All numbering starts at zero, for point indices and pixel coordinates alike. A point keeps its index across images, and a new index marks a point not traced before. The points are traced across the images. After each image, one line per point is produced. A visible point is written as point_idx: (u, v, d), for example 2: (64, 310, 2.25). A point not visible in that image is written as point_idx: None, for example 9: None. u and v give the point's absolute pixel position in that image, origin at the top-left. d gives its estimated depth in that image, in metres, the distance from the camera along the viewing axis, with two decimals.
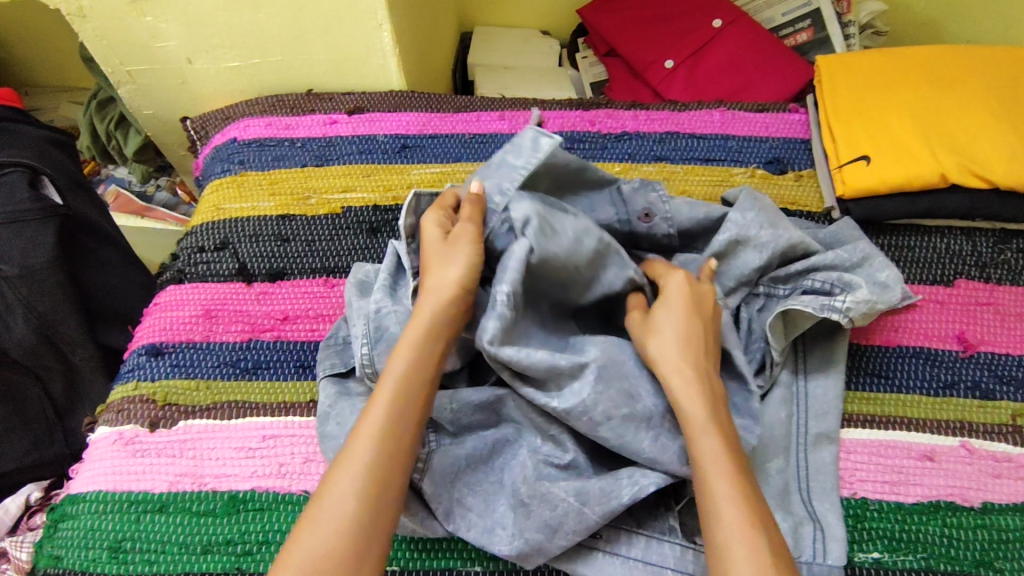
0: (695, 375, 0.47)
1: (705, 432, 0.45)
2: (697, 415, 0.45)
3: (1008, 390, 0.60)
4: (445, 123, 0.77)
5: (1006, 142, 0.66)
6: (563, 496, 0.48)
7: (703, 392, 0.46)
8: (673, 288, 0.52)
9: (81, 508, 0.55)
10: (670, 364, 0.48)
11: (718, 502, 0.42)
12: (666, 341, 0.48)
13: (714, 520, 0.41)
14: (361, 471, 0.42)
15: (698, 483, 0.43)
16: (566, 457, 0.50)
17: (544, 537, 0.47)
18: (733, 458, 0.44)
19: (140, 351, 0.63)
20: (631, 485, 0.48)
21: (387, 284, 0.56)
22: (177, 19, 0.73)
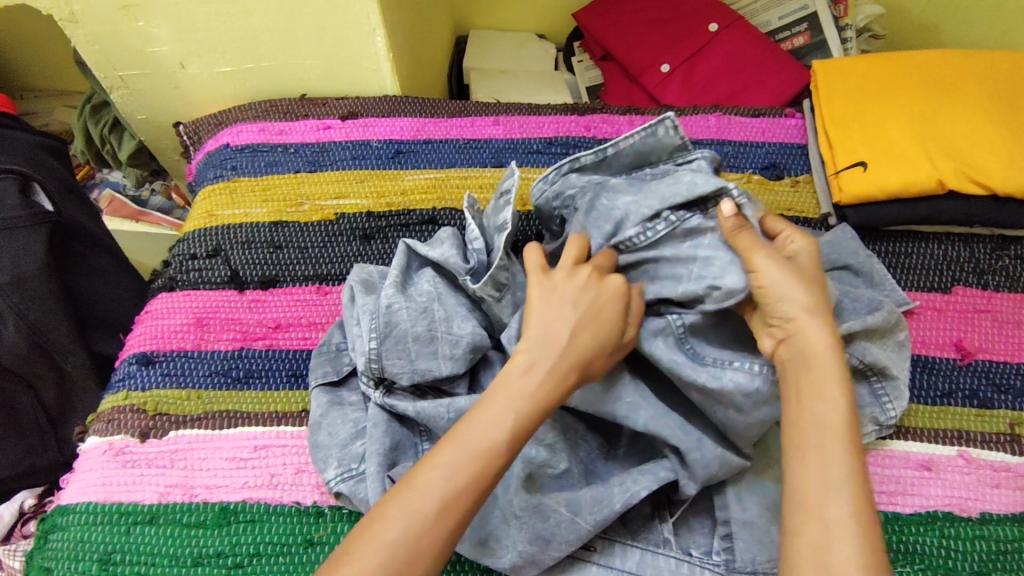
0: (828, 338, 0.45)
1: (832, 399, 0.43)
2: (826, 371, 0.44)
3: (1006, 398, 0.60)
4: (439, 127, 0.76)
5: (1005, 147, 0.66)
6: (556, 506, 0.48)
7: (836, 358, 0.45)
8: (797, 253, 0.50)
9: (72, 519, 0.54)
10: (809, 323, 0.46)
11: (831, 470, 0.41)
12: (803, 296, 0.47)
13: (823, 488, 0.40)
14: (437, 523, 0.40)
15: (807, 441, 0.42)
16: (560, 465, 0.50)
17: (537, 550, 0.47)
18: (851, 433, 0.42)
19: (131, 360, 0.62)
20: (622, 492, 0.48)
21: (398, 279, 0.56)
22: (169, 24, 0.72)
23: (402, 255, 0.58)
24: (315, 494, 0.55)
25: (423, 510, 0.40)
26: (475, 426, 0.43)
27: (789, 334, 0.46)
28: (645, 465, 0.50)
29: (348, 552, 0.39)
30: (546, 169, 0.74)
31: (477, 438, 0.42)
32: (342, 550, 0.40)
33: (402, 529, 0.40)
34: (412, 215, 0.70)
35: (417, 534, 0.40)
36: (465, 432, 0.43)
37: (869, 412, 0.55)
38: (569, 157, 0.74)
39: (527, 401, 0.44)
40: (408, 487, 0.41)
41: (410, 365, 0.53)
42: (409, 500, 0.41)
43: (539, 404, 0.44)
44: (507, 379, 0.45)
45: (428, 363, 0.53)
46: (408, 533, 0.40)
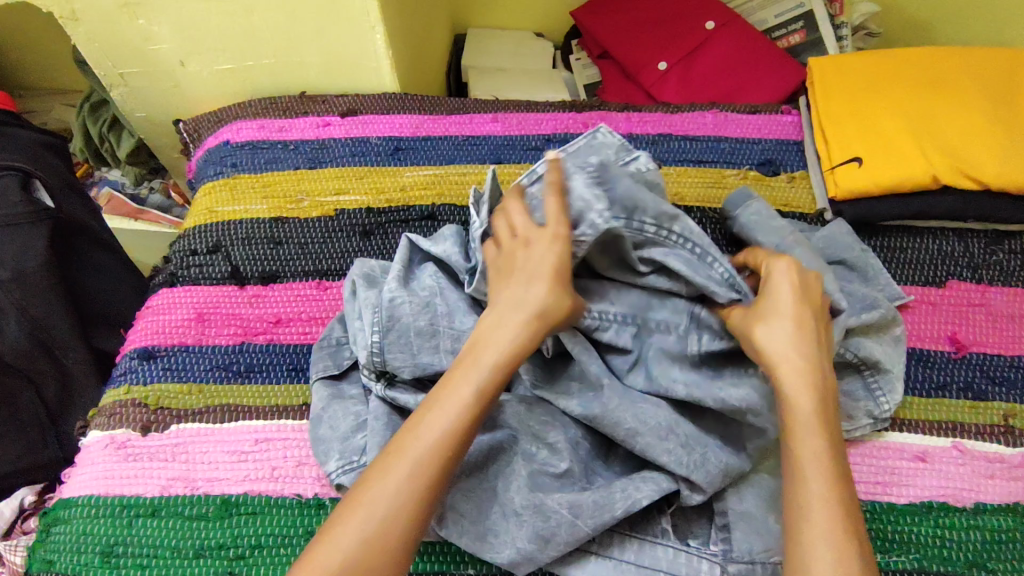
0: (809, 371, 0.46)
1: (811, 439, 0.44)
2: (806, 416, 0.45)
3: (1000, 390, 0.60)
4: (438, 125, 0.77)
5: (999, 143, 0.67)
6: (557, 508, 0.48)
7: (818, 405, 0.45)
8: (782, 279, 0.50)
9: (74, 513, 0.55)
10: (788, 363, 0.46)
11: (811, 506, 0.42)
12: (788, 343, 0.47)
13: (806, 525, 0.42)
14: (428, 472, 0.43)
15: (792, 480, 0.44)
16: (561, 465, 0.50)
17: (536, 548, 0.48)
18: (837, 474, 0.43)
19: (132, 355, 0.63)
20: (624, 499, 0.48)
21: (400, 273, 0.56)
22: (169, 22, 0.73)
23: (404, 250, 0.59)
24: (316, 487, 0.55)
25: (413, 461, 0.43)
26: (457, 385, 0.46)
27: (777, 381, 0.47)
28: (646, 475, 0.50)
29: (351, 507, 0.42)
30: None
31: (467, 392, 0.45)
32: (342, 507, 0.43)
33: (401, 481, 0.43)
34: (412, 211, 0.70)
35: (416, 484, 0.43)
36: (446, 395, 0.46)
37: (864, 407, 0.56)
38: None
39: (496, 351, 0.47)
40: (404, 443, 0.44)
41: (412, 358, 0.53)
42: (405, 461, 0.43)
43: (514, 350, 0.47)
44: (485, 333, 0.48)
45: (430, 357, 0.53)
46: (405, 484, 0.43)
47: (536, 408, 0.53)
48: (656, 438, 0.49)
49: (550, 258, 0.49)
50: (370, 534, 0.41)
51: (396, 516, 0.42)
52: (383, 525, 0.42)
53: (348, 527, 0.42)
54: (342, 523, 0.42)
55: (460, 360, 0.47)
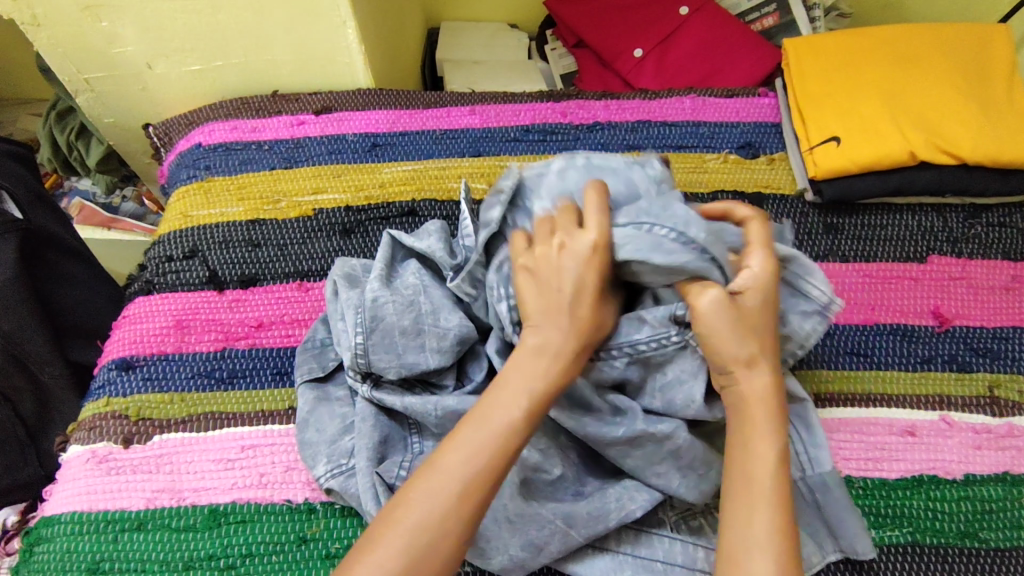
0: (769, 395, 0.44)
1: (763, 461, 0.43)
2: (762, 441, 0.43)
3: (983, 362, 0.61)
4: (414, 119, 0.76)
5: (971, 117, 0.68)
6: (551, 517, 0.48)
7: (775, 416, 0.44)
8: (754, 279, 0.45)
9: (58, 530, 0.53)
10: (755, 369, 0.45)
11: (754, 519, 0.41)
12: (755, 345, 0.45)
13: (749, 534, 0.41)
14: (466, 505, 0.41)
15: (737, 492, 0.43)
16: (554, 472, 0.50)
17: (528, 556, 0.48)
18: (783, 491, 0.42)
19: (110, 366, 0.61)
20: (617, 509, 0.48)
21: (384, 272, 0.55)
22: (133, 23, 0.71)
23: (387, 246, 0.58)
24: (306, 491, 0.54)
25: (450, 495, 0.41)
26: (496, 413, 0.43)
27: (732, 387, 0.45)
28: (638, 485, 0.50)
29: (380, 542, 0.40)
30: (524, 156, 0.74)
31: (511, 413, 0.43)
32: (370, 541, 0.40)
33: (436, 512, 0.40)
34: (392, 208, 0.69)
35: (459, 509, 0.41)
36: (488, 415, 0.43)
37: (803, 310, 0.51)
38: (546, 143, 0.74)
39: (541, 380, 0.44)
40: (439, 466, 0.42)
41: (397, 359, 0.52)
42: (441, 492, 0.41)
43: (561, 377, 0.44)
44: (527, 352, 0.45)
45: (415, 357, 0.52)
46: (442, 518, 0.40)
47: None
48: (646, 461, 0.49)
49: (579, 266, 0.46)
50: (409, 559, 0.39)
51: (431, 551, 0.39)
52: (420, 553, 0.39)
53: (375, 565, 0.39)
54: (369, 558, 0.39)
55: (502, 376, 0.45)
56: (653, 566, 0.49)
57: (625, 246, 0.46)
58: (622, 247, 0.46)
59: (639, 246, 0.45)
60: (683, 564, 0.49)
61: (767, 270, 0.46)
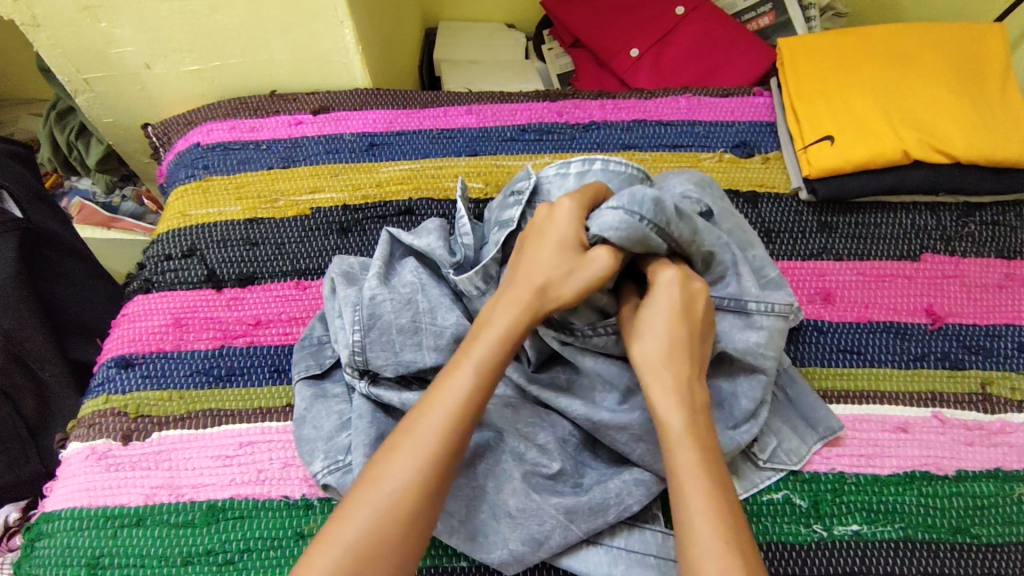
0: (671, 379, 0.47)
1: (685, 454, 0.44)
2: (677, 431, 0.45)
3: (976, 359, 0.62)
4: (411, 119, 0.76)
5: (964, 116, 0.68)
6: (554, 512, 0.48)
7: (687, 411, 0.46)
8: (662, 285, 0.50)
9: (57, 526, 0.54)
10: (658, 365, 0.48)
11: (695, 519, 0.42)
12: (663, 335, 0.48)
13: (687, 524, 0.42)
14: (433, 455, 0.43)
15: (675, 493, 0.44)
16: (553, 466, 0.50)
17: (528, 550, 0.48)
18: (711, 477, 0.43)
19: (109, 363, 0.62)
20: (616, 503, 0.49)
21: (382, 270, 0.56)
22: (132, 23, 0.71)
23: (386, 244, 0.59)
24: (303, 487, 0.54)
25: (415, 448, 0.43)
26: (457, 370, 0.46)
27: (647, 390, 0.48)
28: (637, 479, 0.50)
29: (354, 497, 0.42)
30: (520, 156, 0.74)
31: (466, 379, 0.45)
32: (345, 500, 0.42)
33: (407, 469, 0.42)
34: (389, 207, 0.70)
35: (422, 474, 0.42)
36: (448, 383, 0.45)
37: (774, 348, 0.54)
38: (541, 142, 0.75)
39: (499, 332, 0.47)
40: (405, 433, 0.44)
41: (394, 357, 0.53)
42: (408, 447, 0.43)
43: (522, 325, 0.48)
44: (484, 319, 0.49)
45: (413, 355, 0.53)
46: (413, 470, 0.42)
47: (523, 411, 0.53)
48: (655, 446, 0.51)
49: (567, 230, 0.50)
50: (375, 521, 0.40)
51: (400, 502, 0.41)
52: (387, 514, 0.41)
53: (349, 517, 0.41)
54: (346, 515, 0.41)
55: (461, 347, 0.48)
56: (647, 561, 0.49)
57: (603, 227, 0.49)
58: (604, 227, 0.49)
59: (622, 231, 0.49)
60: (676, 559, 0.49)
61: (675, 276, 0.50)
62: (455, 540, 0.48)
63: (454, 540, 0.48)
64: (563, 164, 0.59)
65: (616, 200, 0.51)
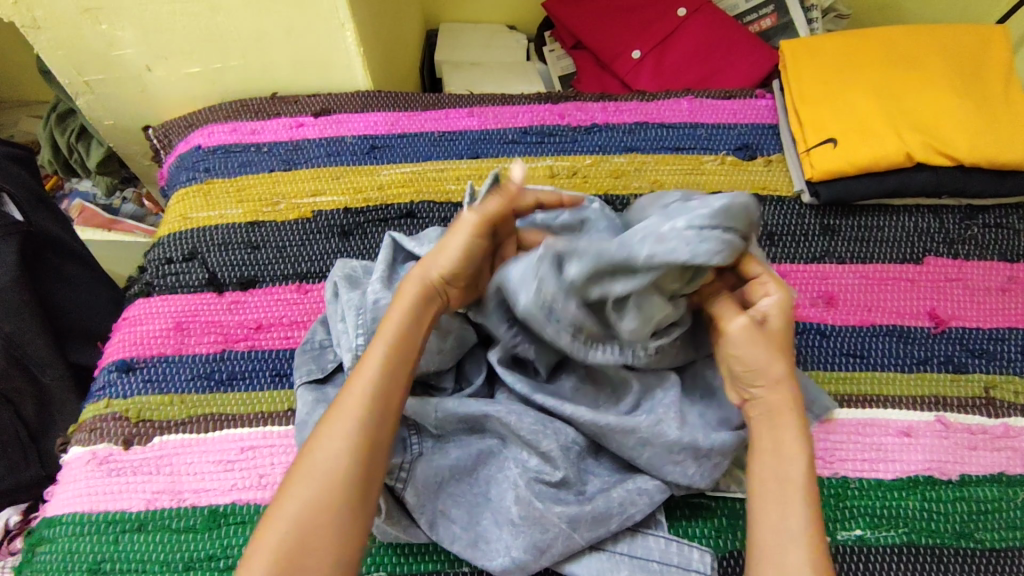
0: (792, 393, 0.47)
1: (793, 462, 0.45)
2: (791, 437, 0.46)
3: (980, 363, 0.61)
4: (413, 121, 0.76)
5: (967, 119, 0.68)
6: (557, 522, 0.48)
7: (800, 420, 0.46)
8: (775, 313, 0.48)
9: (58, 531, 0.54)
10: (782, 380, 0.47)
11: (788, 524, 0.43)
12: (784, 358, 0.47)
13: (777, 528, 0.43)
14: (356, 428, 0.45)
15: (767, 495, 0.45)
16: (557, 474, 0.50)
17: (530, 558, 0.48)
18: (809, 489, 0.45)
19: (110, 368, 0.61)
20: (619, 513, 0.49)
21: (385, 273, 0.56)
22: (133, 26, 0.71)
23: (389, 248, 0.58)
24: None
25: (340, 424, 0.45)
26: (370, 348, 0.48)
27: (761, 392, 0.47)
28: (640, 488, 0.50)
29: (291, 479, 0.44)
30: (522, 158, 0.74)
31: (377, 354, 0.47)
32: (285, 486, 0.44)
33: (336, 445, 0.44)
34: (390, 210, 0.70)
35: (350, 446, 0.44)
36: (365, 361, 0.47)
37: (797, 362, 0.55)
38: (543, 145, 0.75)
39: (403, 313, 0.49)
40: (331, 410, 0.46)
41: None
42: (332, 424, 0.45)
43: (420, 302, 0.49)
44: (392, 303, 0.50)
45: None
46: (340, 446, 0.44)
47: None
48: (664, 451, 0.49)
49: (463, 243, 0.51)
50: (312, 498, 0.42)
51: (332, 477, 0.43)
52: (321, 490, 0.43)
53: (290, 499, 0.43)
54: (286, 498, 0.43)
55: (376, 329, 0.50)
56: (650, 567, 0.49)
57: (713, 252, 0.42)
58: (716, 253, 0.42)
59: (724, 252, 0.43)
60: (679, 564, 0.49)
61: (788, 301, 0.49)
62: (457, 549, 0.49)
63: (456, 548, 0.49)
64: (556, 189, 0.58)
65: (682, 221, 0.43)
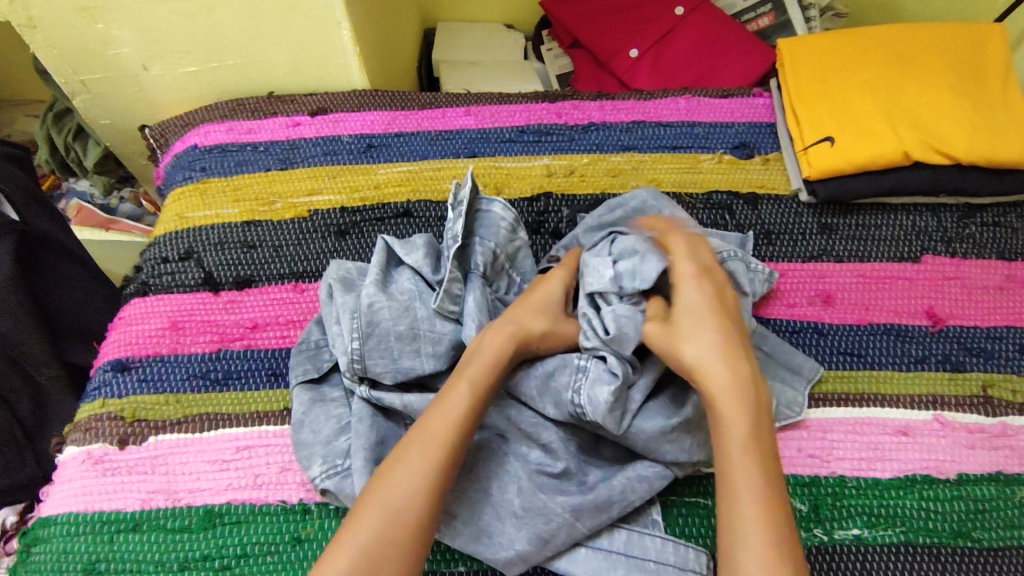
0: (736, 379, 0.47)
1: (740, 446, 0.45)
2: (734, 417, 0.46)
3: (978, 361, 0.61)
4: (410, 120, 0.76)
5: (966, 117, 0.68)
6: (560, 511, 0.48)
7: (744, 400, 0.46)
8: (704, 291, 0.53)
9: (53, 530, 0.53)
10: (715, 366, 0.48)
11: (741, 505, 0.42)
12: (705, 340, 0.50)
13: (733, 515, 0.42)
14: (438, 462, 0.44)
15: (723, 485, 0.44)
16: (558, 465, 0.51)
17: (534, 550, 0.47)
18: (766, 474, 0.44)
19: (105, 367, 0.61)
20: (622, 495, 0.49)
21: (379, 276, 0.56)
22: (128, 24, 0.71)
23: (381, 251, 0.58)
24: (300, 492, 0.54)
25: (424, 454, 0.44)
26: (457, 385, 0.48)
27: (700, 381, 0.48)
28: (641, 475, 0.50)
29: (367, 503, 0.43)
30: (519, 157, 0.74)
31: (463, 394, 0.47)
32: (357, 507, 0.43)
33: (416, 475, 0.44)
34: (387, 209, 0.70)
35: (434, 480, 0.44)
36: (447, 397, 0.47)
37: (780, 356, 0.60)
38: (540, 144, 0.74)
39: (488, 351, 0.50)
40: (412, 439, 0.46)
41: (393, 363, 0.53)
42: (416, 454, 0.45)
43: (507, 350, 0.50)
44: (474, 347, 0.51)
45: (411, 361, 0.53)
46: (422, 475, 0.44)
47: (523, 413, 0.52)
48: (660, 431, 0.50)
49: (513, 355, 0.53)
50: (387, 526, 0.42)
51: (411, 507, 0.43)
52: (400, 515, 0.42)
53: (366, 519, 0.42)
54: (360, 519, 0.42)
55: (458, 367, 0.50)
56: (646, 566, 0.49)
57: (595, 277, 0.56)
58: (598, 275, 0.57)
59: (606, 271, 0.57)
60: (675, 564, 0.49)
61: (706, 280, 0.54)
62: (458, 544, 0.48)
63: (457, 544, 0.48)
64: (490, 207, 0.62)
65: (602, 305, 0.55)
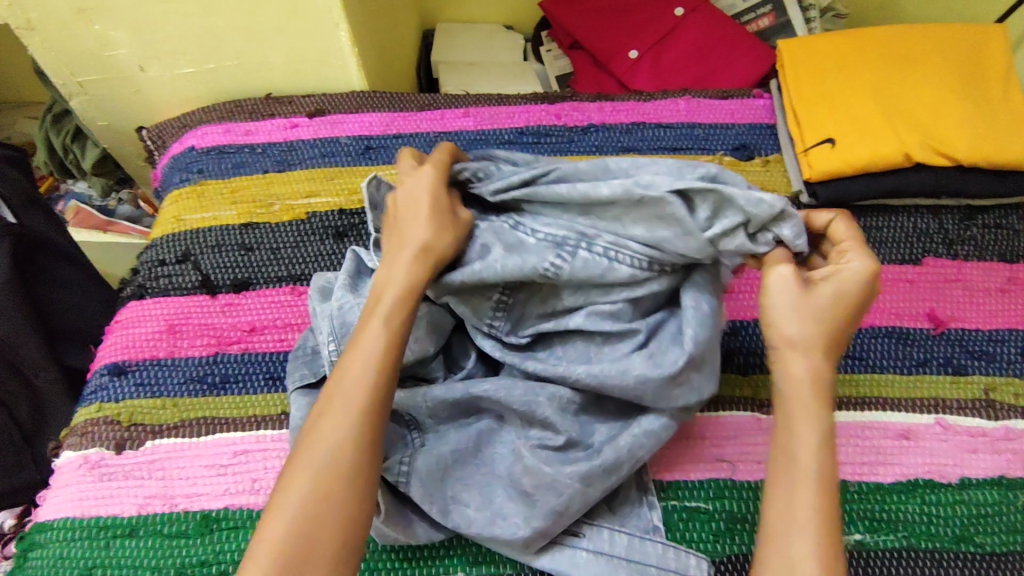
0: (821, 377, 0.43)
1: (807, 448, 0.42)
2: (809, 417, 0.42)
3: (980, 364, 0.61)
4: (409, 121, 0.76)
5: (967, 118, 0.67)
6: (569, 482, 0.47)
7: (822, 401, 0.43)
8: (846, 277, 0.44)
9: (50, 536, 0.53)
10: (802, 360, 0.43)
11: (799, 511, 0.40)
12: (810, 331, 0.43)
13: (787, 519, 0.40)
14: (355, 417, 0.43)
15: (782, 487, 0.41)
16: (558, 436, 0.49)
17: (551, 523, 0.48)
18: (828, 480, 0.41)
19: (102, 371, 0.61)
20: (628, 443, 0.48)
21: (347, 280, 0.56)
22: (125, 26, 0.70)
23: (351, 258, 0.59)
24: None
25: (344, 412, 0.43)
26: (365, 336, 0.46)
27: (780, 372, 0.44)
28: (648, 427, 0.49)
29: (291, 469, 0.42)
30: None
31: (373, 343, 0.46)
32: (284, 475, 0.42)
33: (338, 432, 0.43)
34: None
35: (354, 436, 0.43)
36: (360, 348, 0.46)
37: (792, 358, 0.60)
38: (539, 145, 0.74)
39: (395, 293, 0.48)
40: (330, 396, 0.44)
41: None
42: (336, 411, 0.44)
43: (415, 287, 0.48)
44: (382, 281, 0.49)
45: None
46: (344, 434, 0.43)
47: None
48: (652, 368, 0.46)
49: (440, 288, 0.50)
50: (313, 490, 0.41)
51: (335, 465, 0.42)
52: (324, 473, 0.41)
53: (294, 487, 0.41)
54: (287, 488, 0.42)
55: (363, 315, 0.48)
56: (647, 571, 0.49)
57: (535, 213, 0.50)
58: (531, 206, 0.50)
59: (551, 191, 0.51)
60: (675, 570, 0.49)
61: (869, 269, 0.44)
62: (477, 532, 0.48)
63: (476, 532, 0.48)
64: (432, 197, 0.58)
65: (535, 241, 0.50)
